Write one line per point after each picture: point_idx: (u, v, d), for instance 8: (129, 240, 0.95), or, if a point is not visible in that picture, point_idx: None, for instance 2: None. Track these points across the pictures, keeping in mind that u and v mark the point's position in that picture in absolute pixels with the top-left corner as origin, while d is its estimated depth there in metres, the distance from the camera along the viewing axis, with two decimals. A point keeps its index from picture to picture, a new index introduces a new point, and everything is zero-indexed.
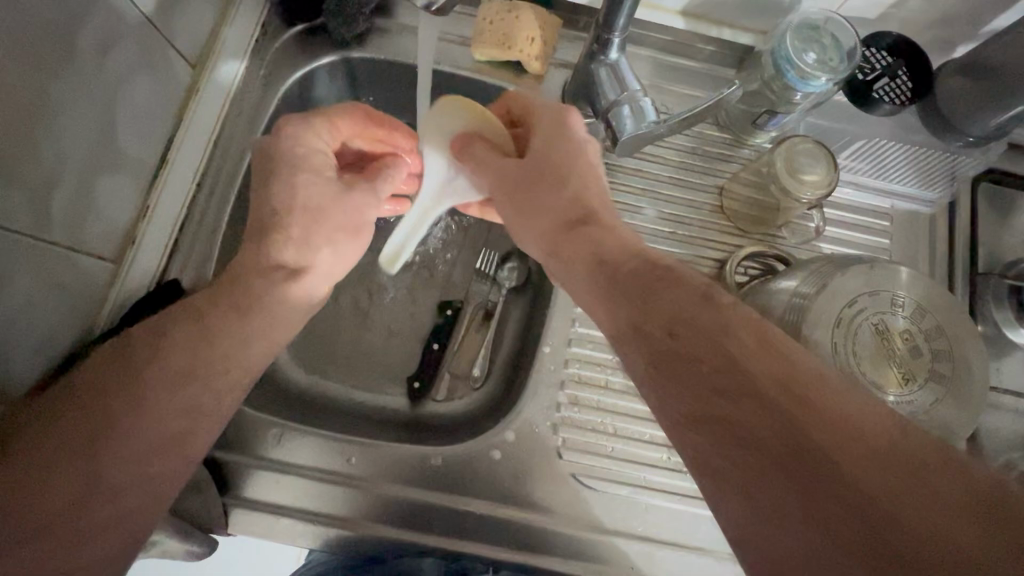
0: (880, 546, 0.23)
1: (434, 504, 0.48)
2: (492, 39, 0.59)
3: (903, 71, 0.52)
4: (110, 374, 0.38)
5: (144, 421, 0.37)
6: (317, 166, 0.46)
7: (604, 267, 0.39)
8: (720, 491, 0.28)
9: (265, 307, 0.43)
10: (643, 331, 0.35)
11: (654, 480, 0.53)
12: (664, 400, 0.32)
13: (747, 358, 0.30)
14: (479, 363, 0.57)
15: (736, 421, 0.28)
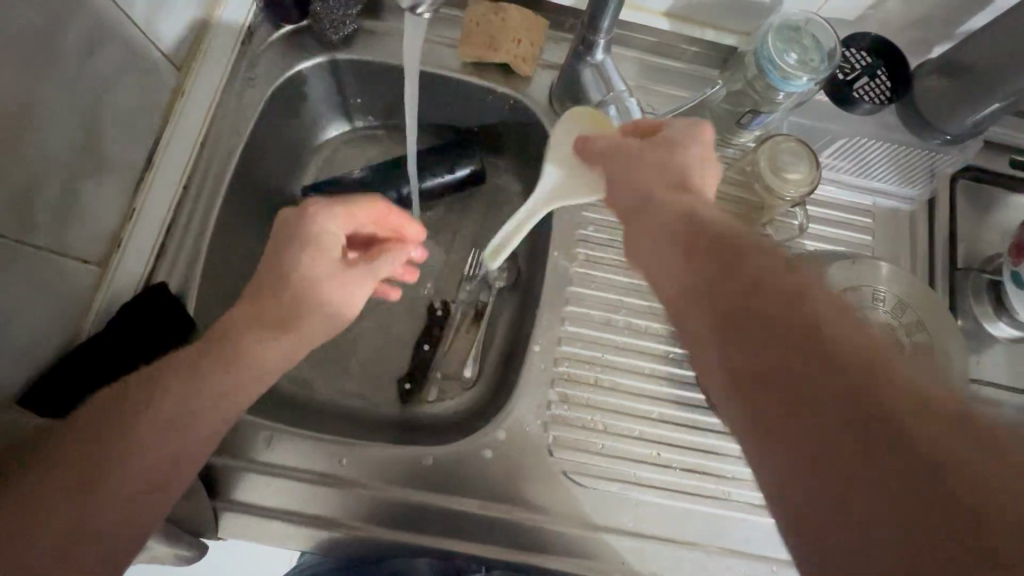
0: (956, 521, 0.22)
1: (424, 502, 0.53)
2: (479, 41, 0.63)
3: (881, 71, 0.59)
4: (107, 407, 0.41)
5: (124, 453, 0.40)
6: (330, 247, 0.50)
7: (675, 224, 0.36)
8: (784, 443, 0.27)
9: (247, 363, 0.45)
10: (719, 283, 0.33)
11: (645, 476, 0.55)
12: (723, 358, 0.31)
13: (848, 322, 0.28)
14: (469, 364, 0.66)
15: (803, 381, 0.27)
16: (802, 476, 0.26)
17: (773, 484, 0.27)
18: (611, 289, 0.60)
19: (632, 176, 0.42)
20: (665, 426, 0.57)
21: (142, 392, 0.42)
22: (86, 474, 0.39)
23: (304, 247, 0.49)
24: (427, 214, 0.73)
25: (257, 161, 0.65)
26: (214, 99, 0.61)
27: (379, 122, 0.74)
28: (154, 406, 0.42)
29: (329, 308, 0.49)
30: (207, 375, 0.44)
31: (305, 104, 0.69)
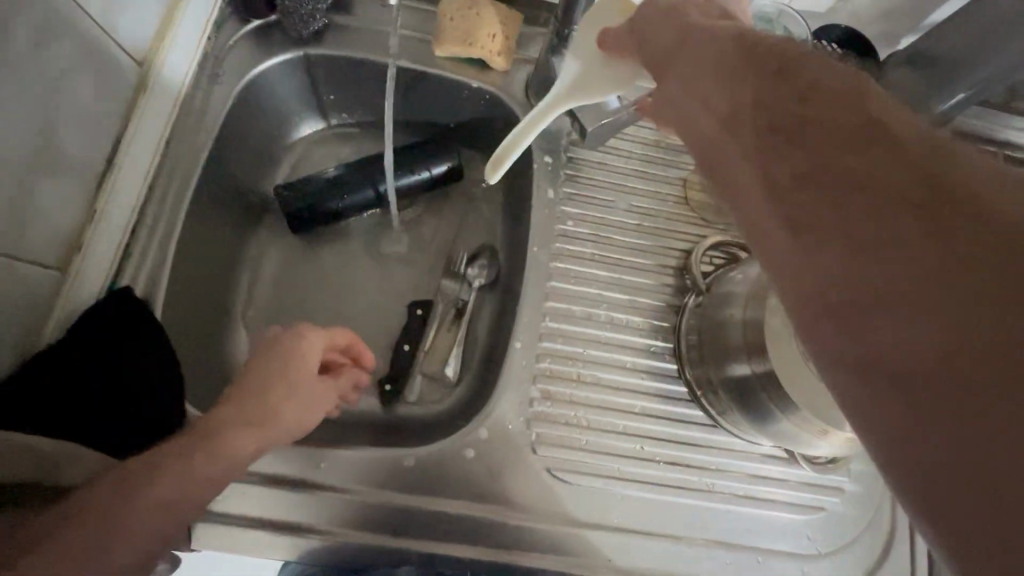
0: (992, 336, 0.20)
1: (405, 505, 0.52)
2: (454, 35, 0.62)
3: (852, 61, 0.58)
4: (104, 490, 0.37)
5: (127, 539, 0.36)
6: (309, 368, 0.51)
7: (729, 67, 0.35)
8: (820, 258, 0.26)
9: (224, 446, 0.43)
10: (789, 148, 0.29)
11: (630, 471, 0.55)
12: (767, 178, 0.30)
13: (940, 176, 0.24)
14: (451, 364, 0.65)
15: (850, 196, 0.26)
16: (848, 317, 0.24)
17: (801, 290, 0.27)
18: (591, 283, 0.60)
19: (694, 65, 0.37)
20: (649, 420, 0.56)
21: (138, 475, 0.38)
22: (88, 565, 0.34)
23: (282, 363, 0.50)
24: (404, 212, 0.72)
25: (224, 160, 0.63)
26: (179, 96, 0.59)
27: (354, 120, 0.72)
28: (153, 491, 0.38)
29: (290, 430, 0.48)
30: (201, 462, 0.41)
31: (276, 101, 0.67)
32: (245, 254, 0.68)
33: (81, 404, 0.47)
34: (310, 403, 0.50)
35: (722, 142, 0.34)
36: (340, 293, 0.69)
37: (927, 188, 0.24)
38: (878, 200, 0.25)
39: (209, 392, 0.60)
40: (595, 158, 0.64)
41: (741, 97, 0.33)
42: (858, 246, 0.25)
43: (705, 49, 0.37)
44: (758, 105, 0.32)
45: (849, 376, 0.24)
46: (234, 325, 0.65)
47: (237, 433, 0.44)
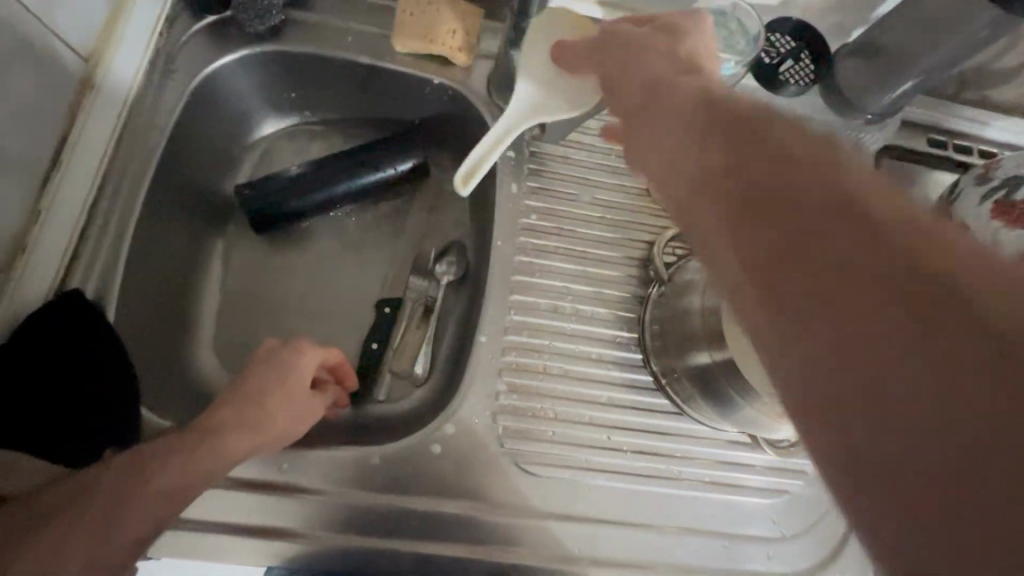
0: (1017, 428, 0.19)
1: (372, 503, 0.51)
2: (414, 31, 0.61)
3: (805, 54, 0.59)
4: (109, 477, 0.40)
5: (121, 526, 0.39)
6: (303, 383, 0.50)
7: (693, 122, 0.33)
8: (814, 335, 0.23)
9: (220, 441, 0.45)
10: (764, 175, 0.27)
11: (597, 460, 0.55)
12: (746, 240, 0.27)
13: (928, 240, 0.23)
14: (420, 362, 0.65)
15: (843, 262, 0.23)
16: (857, 405, 0.22)
17: (794, 373, 0.24)
18: (557, 276, 0.60)
19: (659, 121, 0.36)
20: (616, 410, 0.57)
21: (140, 467, 0.41)
22: (85, 546, 0.37)
23: (278, 375, 0.49)
24: (370, 210, 0.71)
25: (181, 158, 0.62)
26: (130, 91, 0.58)
27: (318, 117, 0.71)
28: (147, 484, 0.40)
29: (277, 441, 0.48)
30: (195, 458, 0.43)
31: (234, 99, 0.66)
32: (207, 255, 0.67)
33: (77, 404, 0.48)
34: (301, 414, 0.50)
35: (693, 190, 0.31)
36: (305, 293, 0.68)
37: (904, 221, 0.23)
38: (860, 231, 0.24)
39: (179, 394, 0.58)
40: (558, 153, 0.64)
41: (702, 133, 0.32)
42: (838, 280, 0.23)
43: (672, 103, 0.36)
44: (720, 141, 0.31)
45: (864, 476, 0.21)
46: (198, 327, 0.64)
47: (236, 431, 0.46)
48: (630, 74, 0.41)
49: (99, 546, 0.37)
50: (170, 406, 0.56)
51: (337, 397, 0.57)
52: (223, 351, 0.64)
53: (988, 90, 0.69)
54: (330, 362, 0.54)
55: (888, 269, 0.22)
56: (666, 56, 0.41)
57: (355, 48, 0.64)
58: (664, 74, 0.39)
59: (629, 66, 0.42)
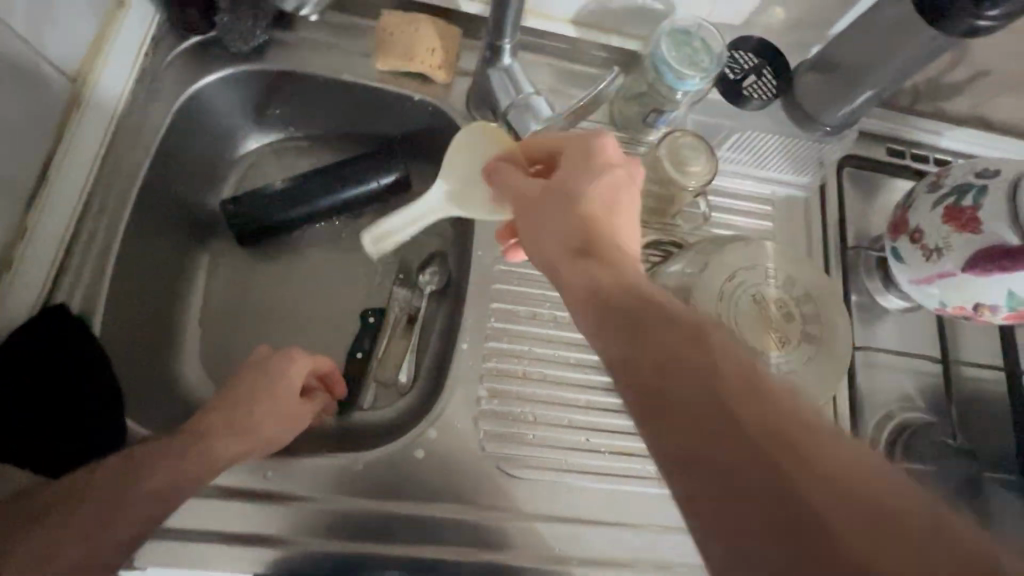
0: None
1: (357, 509, 0.52)
2: (395, 50, 0.63)
3: (767, 69, 0.63)
4: (105, 477, 0.43)
5: (112, 525, 0.41)
6: (292, 390, 0.51)
7: (596, 300, 0.39)
8: (710, 533, 0.28)
9: (206, 446, 0.46)
10: (653, 372, 0.33)
11: (577, 462, 0.57)
12: (653, 440, 0.32)
13: (775, 434, 0.28)
14: (404, 370, 0.67)
15: (718, 463, 0.28)
16: None
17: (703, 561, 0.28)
18: (535, 284, 0.62)
19: (572, 287, 0.41)
20: (594, 412, 0.58)
21: (132, 467, 0.44)
22: (79, 542, 0.40)
23: (266, 382, 0.51)
24: (354, 223, 0.73)
25: (165, 173, 0.63)
26: (116, 109, 0.59)
27: (301, 133, 0.73)
28: (137, 485, 0.43)
29: (266, 446, 0.50)
30: (183, 459, 0.45)
31: (218, 116, 0.67)
32: (193, 268, 0.68)
33: (75, 405, 0.49)
34: (290, 420, 0.51)
35: (609, 371, 0.36)
36: (290, 304, 0.69)
37: (759, 418, 0.29)
38: (727, 432, 0.29)
39: (164, 406, 0.60)
40: None
41: (626, 310, 0.37)
42: (716, 475, 0.28)
43: (578, 269, 0.41)
44: (636, 316, 0.36)
45: None
46: (184, 338, 0.65)
47: (221, 436, 0.47)
48: (565, 199, 0.44)
49: (92, 543, 0.41)
50: (159, 415, 0.58)
51: (326, 404, 0.58)
52: (209, 363, 0.65)
53: (940, 102, 0.73)
54: (320, 369, 0.55)
55: (747, 466, 0.27)
56: (598, 179, 0.45)
57: (337, 66, 0.66)
58: (598, 208, 0.44)
59: (565, 185, 0.45)
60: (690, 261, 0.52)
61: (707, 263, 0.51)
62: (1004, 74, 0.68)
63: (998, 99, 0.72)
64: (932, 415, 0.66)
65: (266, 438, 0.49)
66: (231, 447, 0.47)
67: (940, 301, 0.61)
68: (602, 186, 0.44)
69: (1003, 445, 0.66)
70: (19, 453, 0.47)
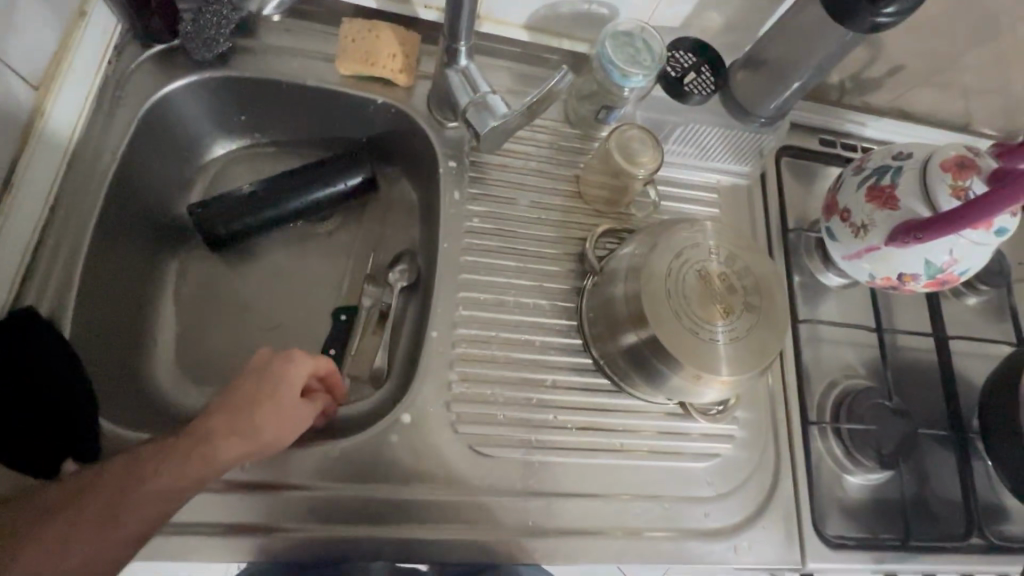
0: None
1: (336, 493, 0.54)
2: (356, 56, 0.66)
3: (704, 68, 0.68)
4: (109, 477, 0.44)
5: (113, 524, 0.43)
6: (294, 388, 0.52)
7: None
8: None
9: (205, 448, 0.47)
10: None
11: (547, 438, 0.60)
12: None
13: None
14: (378, 364, 0.69)
15: None
16: None
17: None
18: (501, 273, 0.65)
19: None
20: (561, 391, 0.62)
21: (136, 467, 0.45)
22: (83, 540, 0.42)
23: (269, 386, 0.51)
24: (323, 224, 0.75)
25: (133, 181, 0.64)
26: (79, 120, 0.60)
27: (268, 139, 0.75)
28: (141, 487, 0.44)
29: (268, 447, 0.50)
30: (184, 462, 0.46)
31: (184, 122, 0.69)
32: (163, 274, 0.69)
33: (56, 407, 0.50)
34: (292, 420, 0.51)
35: None
36: (262, 305, 0.70)
37: None
38: None
39: (131, 404, 0.60)
40: (497, 161, 0.70)
41: None
42: None
43: None
44: None
45: None
46: (155, 342, 0.66)
47: (226, 439, 0.48)
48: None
49: (96, 542, 0.42)
50: (129, 412, 0.59)
51: (327, 404, 0.59)
52: (183, 366, 0.66)
53: (863, 96, 0.80)
54: (320, 371, 0.56)
55: None
56: None
57: (301, 72, 0.68)
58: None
59: None
60: (640, 242, 0.57)
61: (654, 244, 0.55)
62: (916, 69, 0.76)
63: (912, 92, 0.79)
64: (871, 380, 0.72)
65: (271, 440, 0.50)
66: (230, 451, 0.48)
67: (870, 274, 0.66)
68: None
69: (935, 405, 0.73)
70: (16, 454, 0.48)
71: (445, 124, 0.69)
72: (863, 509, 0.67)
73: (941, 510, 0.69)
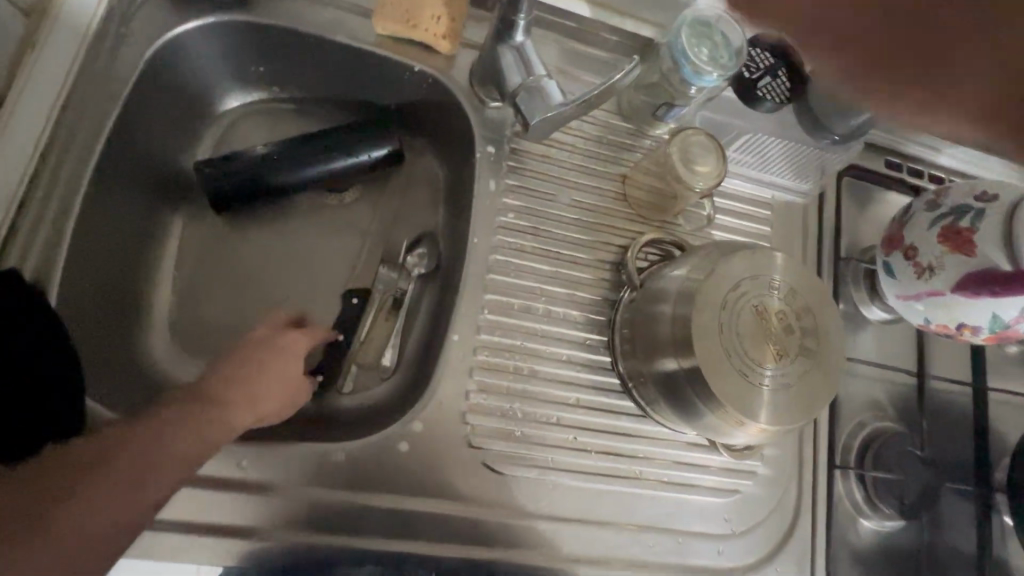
0: None
1: (337, 501, 0.50)
2: (395, 14, 0.59)
3: (783, 71, 0.62)
4: (135, 439, 0.40)
5: (144, 490, 0.38)
6: (293, 367, 0.53)
7: None
8: None
9: (222, 410, 0.45)
10: None
11: (563, 460, 0.56)
12: None
13: None
14: (388, 354, 0.65)
15: None
16: None
17: None
18: (531, 277, 0.60)
19: None
20: (584, 411, 0.58)
21: (158, 429, 0.41)
22: (114, 506, 0.37)
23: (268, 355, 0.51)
24: (339, 197, 0.68)
25: (135, 129, 0.58)
26: (74, 61, 0.53)
27: (287, 95, 0.68)
28: (171, 448, 0.41)
29: (270, 415, 0.50)
30: (206, 422, 0.43)
31: (195, 68, 0.62)
32: (164, 233, 0.63)
33: (46, 396, 0.45)
34: (294, 391, 0.53)
35: None
36: (268, 280, 0.64)
37: None
38: None
39: (123, 381, 0.55)
40: (537, 150, 0.63)
41: None
42: None
43: None
44: None
45: None
46: (151, 309, 0.61)
47: (238, 406, 0.46)
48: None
49: (131, 503, 0.37)
50: (111, 387, 0.54)
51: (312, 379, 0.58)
52: (179, 339, 0.61)
53: None
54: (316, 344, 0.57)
55: None
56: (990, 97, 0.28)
57: (330, 26, 0.61)
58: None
59: None
60: (696, 263, 0.52)
61: (712, 268, 0.50)
62: None
63: None
64: (901, 424, 0.68)
65: (272, 408, 0.50)
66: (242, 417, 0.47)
67: (925, 318, 0.62)
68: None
69: (963, 457, 0.69)
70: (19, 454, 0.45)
71: (487, 102, 0.62)
72: (874, 555, 0.64)
73: (952, 565, 0.66)
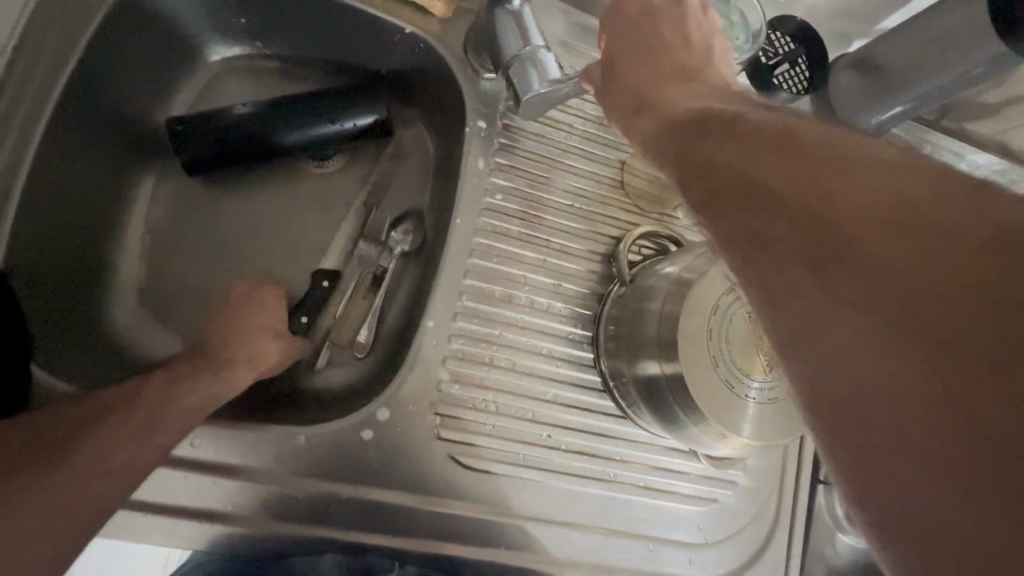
0: None
1: (293, 487, 0.48)
2: None
3: (801, 59, 0.59)
4: (151, 388, 0.43)
5: (103, 471, 0.38)
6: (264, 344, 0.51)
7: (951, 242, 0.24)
8: None
9: (222, 366, 0.48)
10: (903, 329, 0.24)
11: (536, 458, 0.54)
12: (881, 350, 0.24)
13: None
14: (363, 332, 0.60)
15: None
16: None
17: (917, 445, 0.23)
18: (516, 264, 0.56)
19: None
20: (561, 408, 0.55)
21: (170, 381, 0.45)
22: (123, 447, 0.40)
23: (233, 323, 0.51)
24: (321, 166, 0.64)
25: (99, 80, 0.54)
26: (26, 4, 0.49)
27: (272, 51, 0.64)
28: (171, 403, 0.44)
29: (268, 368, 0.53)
30: (204, 378, 0.47)
31: (172, 17, 0.58)
32: (132, 194, 0.60)
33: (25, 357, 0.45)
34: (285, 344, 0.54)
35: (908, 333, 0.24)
36: (240, 249, 0.61)
37: None
38: None
39: (82, 347, 0.53)
40: (532, 129, 0.59)
41: (830, 247, 0.26)
42: None
43: None
44: None
45: None
46: (117, 272, 0.58)
47: (237, 364, 0.49)
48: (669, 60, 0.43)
49: (140, 445, 0.41)
50: (62, 354, 0.51)
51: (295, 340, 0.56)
52: (144, 307, 0.58)
53: (965, 122, 0.69)
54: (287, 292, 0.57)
55: None
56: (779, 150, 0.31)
57: None
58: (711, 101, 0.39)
59: None
60: (690, 262, 0.49)
61: (706, 268, 0.47)
62: None
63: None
64: None
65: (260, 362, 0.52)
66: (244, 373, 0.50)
67: None
68: (796, 117, 0.36)
69: None
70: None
71: (482, 73, 0.58)
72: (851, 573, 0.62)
73: None
